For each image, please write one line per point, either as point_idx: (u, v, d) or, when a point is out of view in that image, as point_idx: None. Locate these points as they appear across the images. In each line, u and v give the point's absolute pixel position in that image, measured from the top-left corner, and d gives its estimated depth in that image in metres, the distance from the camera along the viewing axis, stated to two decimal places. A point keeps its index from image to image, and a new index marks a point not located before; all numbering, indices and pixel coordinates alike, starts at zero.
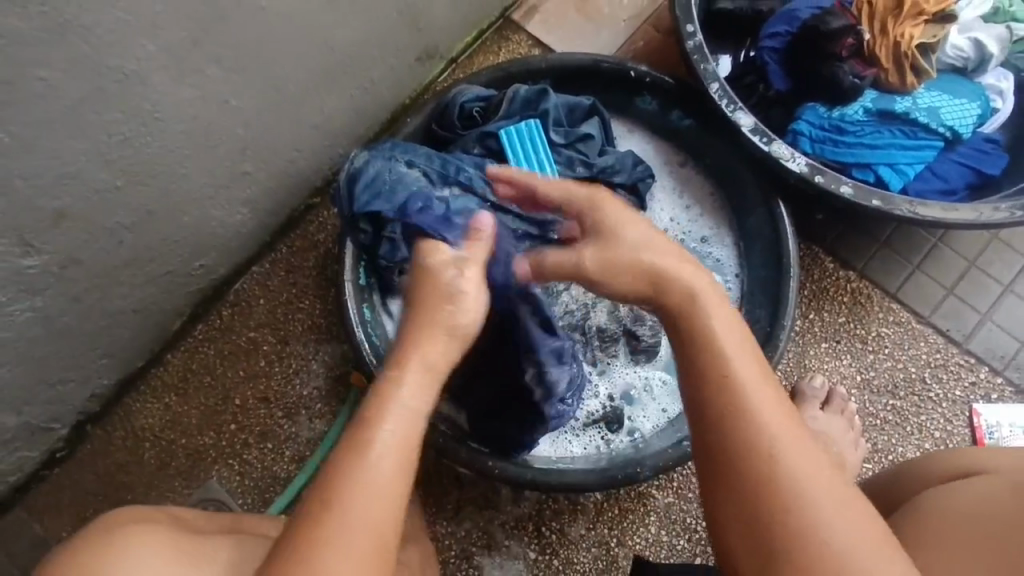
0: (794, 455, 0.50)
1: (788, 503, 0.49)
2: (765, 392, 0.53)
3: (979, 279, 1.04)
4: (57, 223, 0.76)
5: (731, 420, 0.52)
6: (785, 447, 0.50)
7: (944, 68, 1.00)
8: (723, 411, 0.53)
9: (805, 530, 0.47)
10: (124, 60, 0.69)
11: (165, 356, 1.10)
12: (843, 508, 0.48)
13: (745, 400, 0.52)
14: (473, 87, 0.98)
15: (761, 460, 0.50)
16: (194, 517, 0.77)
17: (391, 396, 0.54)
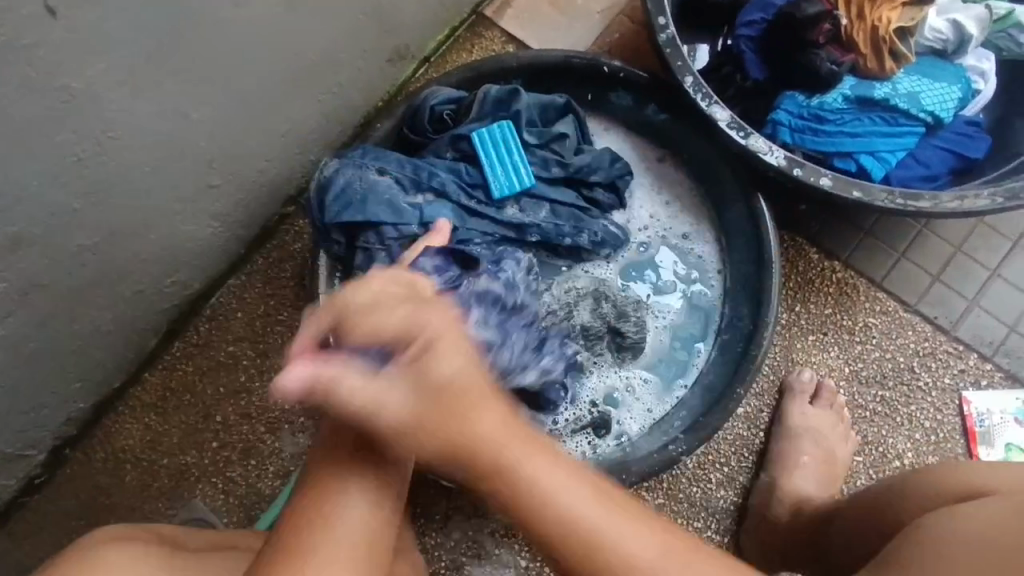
0: (674, 570, 0.52)
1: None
2: (592, 518, 0.52)
3: (965, 264, 1.03)
4: (14, 249, 0.74)
5: (539, 522, 0.52)
6: (612, 540, 0.52)
7: (924, 51, 0.98)
8: (540, 535, 0.53)
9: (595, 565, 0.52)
10: (71, 79, 0.66)
11: (143, 375, 1.08)
12: (694, 573, 0.53)
13: (508, 453, 0.53)
14: (443, 89, 0.96)
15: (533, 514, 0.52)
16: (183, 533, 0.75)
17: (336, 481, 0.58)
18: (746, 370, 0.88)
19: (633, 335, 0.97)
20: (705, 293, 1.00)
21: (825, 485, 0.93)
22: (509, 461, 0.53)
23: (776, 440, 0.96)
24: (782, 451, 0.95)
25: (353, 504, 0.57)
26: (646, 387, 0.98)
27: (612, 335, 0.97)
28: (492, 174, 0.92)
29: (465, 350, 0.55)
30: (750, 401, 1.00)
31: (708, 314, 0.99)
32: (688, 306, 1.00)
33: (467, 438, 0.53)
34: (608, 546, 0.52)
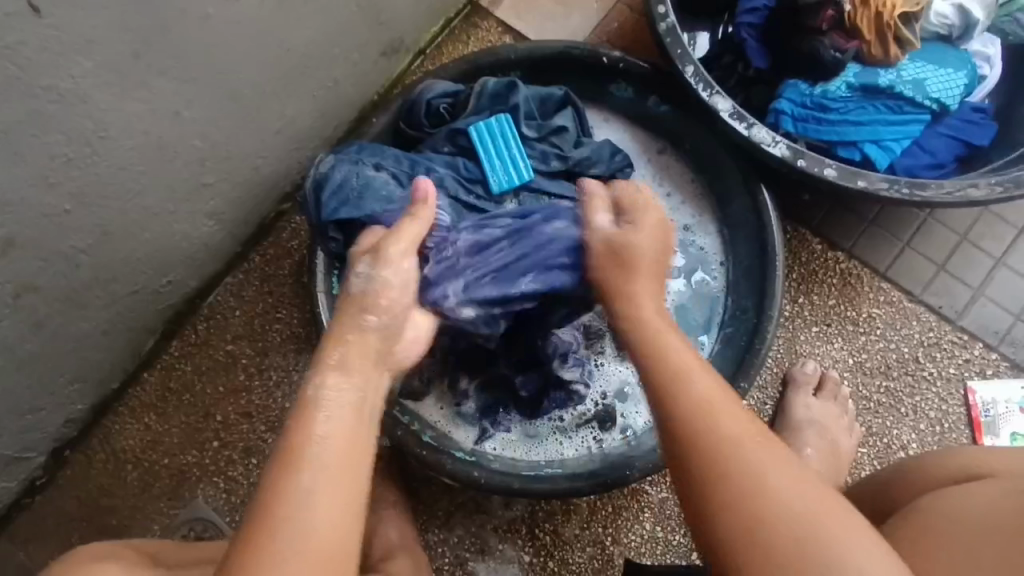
0: (772, 472, 0.53)
1: (751, 488, 0.53)
2: (730, 424, 0.57)
3: (970, 252, 1.02)
4: (5, 252, 0.73)
5: (676, 406, 0.59)
6: (746, 450, 0.55)
7: (930, 37, 0.96)
8: (676, 425, 0.58)
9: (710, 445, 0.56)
10: (58, 79, 0.65)
11: (142, 375, 1.07)
12: (787, 475, 0.54)
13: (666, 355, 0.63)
14: (439, 82, 0.94)
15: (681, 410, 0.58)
16: (160, 548, 0.75)
17: (311, 406, 0.57)
18: (750, 364, 0.87)
19: None
20: (708, 285, 0.99)
21: (830, 475, 0.92)
22: (678, 362, 0.62)
23: (780, 432, 0.96)
24: (786, 444, 0.94)
25: (324, 420, 0.56)
26: None
27: (613, 332, 0.97)
28: (490, 169, 0.91)
29: (651, 285, 0.71)
30: (753, 393, 0.99)
31: (711, 307, 0.98)
32: (690, 298, 0.99)
33: (656, 338, 0.65)
34: (737, 442, 0.56)
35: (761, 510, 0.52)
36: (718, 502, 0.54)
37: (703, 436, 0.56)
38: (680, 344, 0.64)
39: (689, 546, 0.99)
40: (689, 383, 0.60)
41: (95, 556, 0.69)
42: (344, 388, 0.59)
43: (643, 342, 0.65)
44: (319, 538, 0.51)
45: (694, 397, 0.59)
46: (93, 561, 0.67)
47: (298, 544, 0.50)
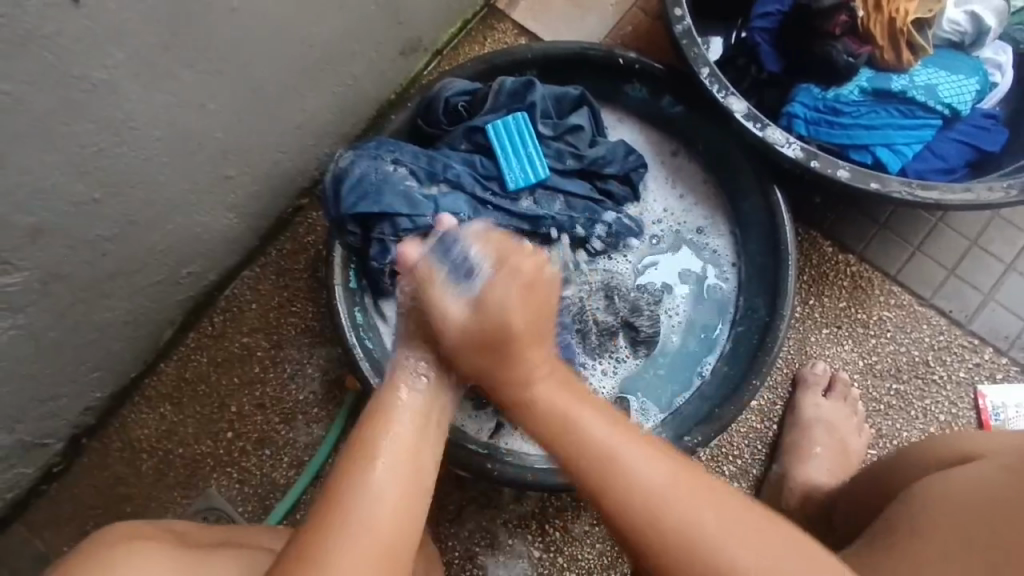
0: (700, 499, 0.56)
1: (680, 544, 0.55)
2: (670, 481, 0.57)
3: (981, 257, 1.02)
4: (36, 239, 0.75)
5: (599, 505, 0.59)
6: (643, 475, 0.58)
7: (942, 43, 0.97)
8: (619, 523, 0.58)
9: (625, 519, 0.57)
10: (93, 69, 0.67)
11: (159, 366, 1.09)
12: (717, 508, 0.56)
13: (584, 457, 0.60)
14: (456, 80, 0.95)
15: (601, 476, 0.59)
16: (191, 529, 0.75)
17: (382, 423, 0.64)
18: (762, 362, 0.88)
19: (648, 330, 0.96)
20: (720, 286, 1.00)
21: (840, 474, 0.92)
22: (562, 414, 0.64)
23: (789, 431, 0.96)
24: (795, 443, 0.95)
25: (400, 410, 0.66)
26: (661, 374, 0.98)
27: (627, 329, 0.97)
28: (507, 165, 0.92)
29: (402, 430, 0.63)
30: (763, 394, 1.00)
31: (722, 307, 0.99)
32: (702, 299, 1.00)
33: (525, 383, 0.67)
34: (664, 488, 0.57)
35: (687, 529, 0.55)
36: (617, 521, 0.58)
37: (630, 500, 0.57)
38: (602, 430, 0.61)
39: None
40: (585, 437, 0.61)
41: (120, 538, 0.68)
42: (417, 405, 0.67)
43: (552, 437, 0.63)
44: (389, 522, 0.56)
45: (592, 454, 0.60)
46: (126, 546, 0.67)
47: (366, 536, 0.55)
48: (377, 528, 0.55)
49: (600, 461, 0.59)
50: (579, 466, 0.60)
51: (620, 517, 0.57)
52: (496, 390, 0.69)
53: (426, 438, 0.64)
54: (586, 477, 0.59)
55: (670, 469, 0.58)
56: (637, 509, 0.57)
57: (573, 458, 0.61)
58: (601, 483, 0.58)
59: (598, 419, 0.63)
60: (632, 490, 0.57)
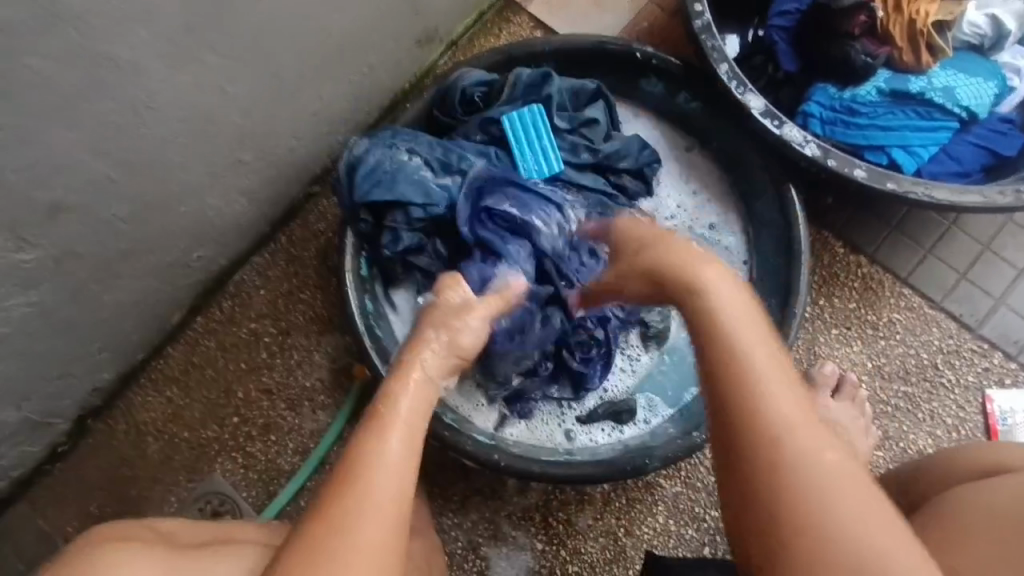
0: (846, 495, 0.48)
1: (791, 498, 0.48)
2: (783, 398, 0.51)
3: (993, 262, 1.02)
4: (51, 216, 0.75)
5: (748, 430, 0.51)
6: (794, 441, 0.50)
7: (961, 46, 0.97)
8: (755, 455, 0.50)
9: (763, 452, 0.50)
10: (114, 47, 0.67)
11: (166, 349, 1.09)
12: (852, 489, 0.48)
13: (729, 342, 0.53)
14: (474, 70, 0.95)
15: (753, 426, 0.51)
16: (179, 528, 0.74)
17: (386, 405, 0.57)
18: None
19: (659, 325, 0.98)
20: None
21: None
22: (739, 340, 0.53)
23: None
24: None
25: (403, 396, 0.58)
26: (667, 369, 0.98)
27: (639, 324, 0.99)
28: (522, 159, 0.93)
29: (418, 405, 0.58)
30: None
31: None
32: None
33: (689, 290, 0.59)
34: (794, 434, 0.50)
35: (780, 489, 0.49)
36: (750, 459, 0.50)
37: (744, 415, 0.51)
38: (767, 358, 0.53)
39: (701, 541, 1.00)
40: (751, 358, 0.53)
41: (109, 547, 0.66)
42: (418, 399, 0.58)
43: (703, 324, 0.56)
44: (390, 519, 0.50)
45: (760, 418, 0.51)
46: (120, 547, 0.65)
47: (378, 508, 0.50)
48: (377, 529, 0.50)
49: (777, 430, 0.50)
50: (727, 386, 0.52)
51: (754, 427, 0.51)
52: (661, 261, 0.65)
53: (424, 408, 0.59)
54: (717, 397, 0.53)
55: (810, 413, 0.51)
56: (773, 457, 0.50)
57: (722, 375, 0.53)
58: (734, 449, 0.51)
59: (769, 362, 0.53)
60: (766, 422, 0.50)
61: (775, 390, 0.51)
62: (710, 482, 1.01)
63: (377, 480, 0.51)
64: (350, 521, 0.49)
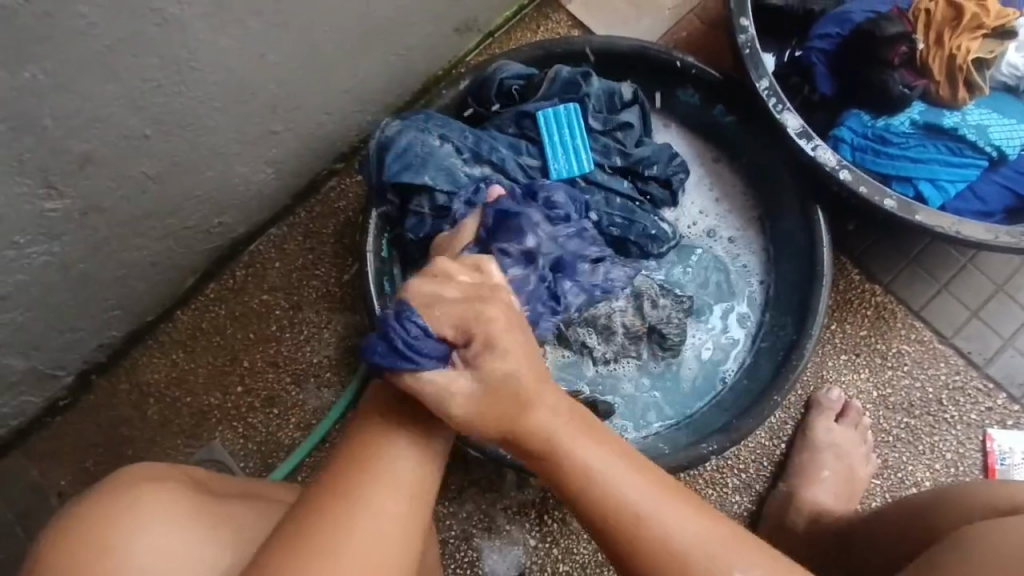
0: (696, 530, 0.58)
1: (699, 566, 0.57)
2: (643, 476, 0.60)
3: (1006, 303, 1.03)
4: (83, 167, 0.74)
5: (577, 498, 0.60)
6: (668, 532, 0.58)
7: (997, 86, 0.98)
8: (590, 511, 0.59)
9: (640, 548, 0.58)
10: (167, 4, 0.66)
11: (176, 312, 1.09)
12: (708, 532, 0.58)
13: (585, 474, 0.59)
14: (512, 63, 0.95)
15: (580, 487, 0.59)
16: (214, 476, 0.69)
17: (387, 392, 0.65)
18: (785, 379, 0.88)
19: (675, 337, 0.96)
20: (747, 302, 1.00)
21: (843, 498, 0.94)
22: (562, 440, 0.61)
23: (798, 451, 0.97)
24: (802, 462, 0.96)
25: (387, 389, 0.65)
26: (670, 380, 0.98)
27: (654, 335, 0.96)
28: (552, 156, 0.93)
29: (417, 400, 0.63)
30: (775, 412, 1.00)
31: (746, 322, 0.99)
32: (727, 312, 1.00)
33: (525, 399, 0.61)
34: (671, 527, 0.58)
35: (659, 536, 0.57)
36: (610, 529, 0.59)
37: (607, 502, 0.59)
38: (635, 486, 0.59)
39: None
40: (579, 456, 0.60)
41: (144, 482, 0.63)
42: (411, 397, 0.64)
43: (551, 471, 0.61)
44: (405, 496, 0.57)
45: (596, 494, 0.59)
46: (137, 495, 0.61)
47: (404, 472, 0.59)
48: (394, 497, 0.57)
49: (615, 512, 0.59)
50: (583, 498, 0.59)
51: (626, 535, 0.58)
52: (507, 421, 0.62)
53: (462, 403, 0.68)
54: (500, 410, 0.61)
55: (667, 490, 0.59)
56: (601, 518, 0.59)
57: (569, 497, 0.61)
58: (609, 519, 0.59)
59: (592, 445, 0.61)
60: (664, 540, 0.57)
61: (606, 463, 0.60)
62: None
63: (389, 484, 0.57)
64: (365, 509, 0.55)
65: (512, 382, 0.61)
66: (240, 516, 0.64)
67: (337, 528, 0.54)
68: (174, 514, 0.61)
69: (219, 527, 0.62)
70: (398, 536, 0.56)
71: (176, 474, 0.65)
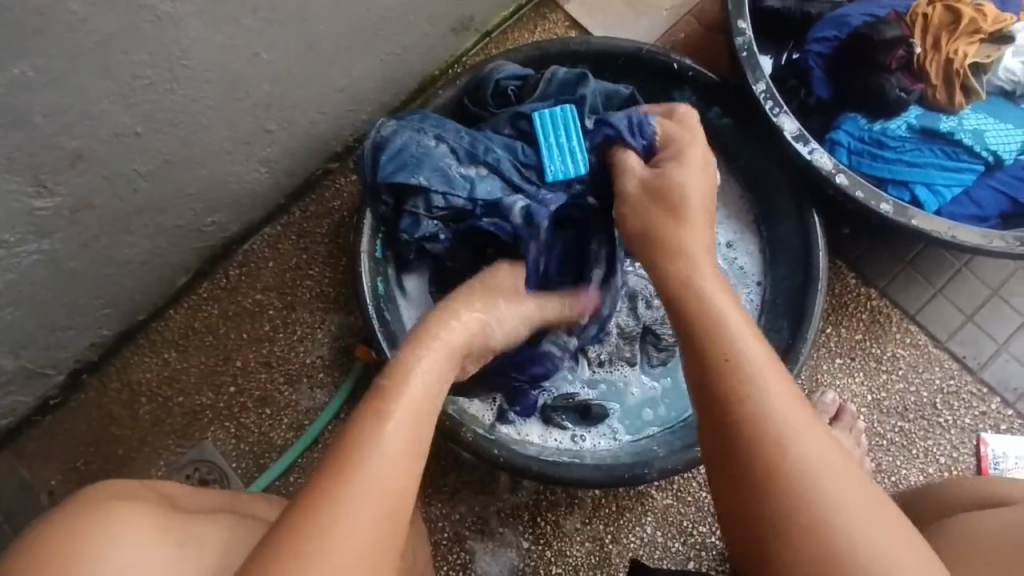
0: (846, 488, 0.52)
1: (830, 516, 0.50)
2: (779, 384, 0.57)
3: (1001, 308, 1.03)
4: (74, 164, 0.73)
5: (721, 373, 0.57)
6: (798, 445, 0.53)
7: (993, 91, 0.98)
8: (716, 373, 0.57)
9: (753, 417, 0.55)
10: (159, 0, 0.65)
11: (168, 311, 1.08)
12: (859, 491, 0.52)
13: (753, 377, 0.56)
14: (509, 64, 0.96)
15: (738, 404, 0.56)
16: (182, 491, 0.69)
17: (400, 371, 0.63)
18: None
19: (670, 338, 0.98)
20: (742, 305, 1.00)
21: None
22: (728, 335, 0.60)
23: None
24: None
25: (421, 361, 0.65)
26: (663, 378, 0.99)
27: (648, 335, 0.99)
28: (547, 158, 0.91)
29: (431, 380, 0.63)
30: None
31: None
32: None
33: (684, 280, 0.67)
34: (797, 435, 0.54)
35: (794, 480, 0.52)
36: (735, 422, 0.55)
37: (743, 392, 0.56)
38: (780, 392, 0.56)
39: (686, 555, 1.00)
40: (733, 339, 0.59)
41: (117, 494, 0.63)
42: (431, 371, 0.64)
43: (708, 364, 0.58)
44: (396, 470, 0.53)
45: (722, 378, 0.57)
46: (107, 509, 0.60)
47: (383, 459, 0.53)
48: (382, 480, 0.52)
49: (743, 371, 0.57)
50: (711, 378, 0.58)
51: (747, 417, 0.55)
52: (666, 284, 0.68)
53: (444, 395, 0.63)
54: (708, 310, 0.62)
55: (803, 410, 0.56)
56: (766, 447, 0.54)
57: (701, 361, 0.59)
58: (738, 379, 0.57)
59: (748, 334, 0.60)
60: (760, 413, 0.55)
61: (744, 345, 0.59)
62: (701, 498, 1.01)
63: (376, 465, 0.52)
64: (338, 504, 0.49)
65: (670, 241, 0.72)
66: (211, 535, 0.64)
67: (325, 513, 0.49)
68: (147, 530, 0.61)
69: (194, 542, 0.63)
70: (384, 521, 0.51)
71: (141, 492, 0.65)
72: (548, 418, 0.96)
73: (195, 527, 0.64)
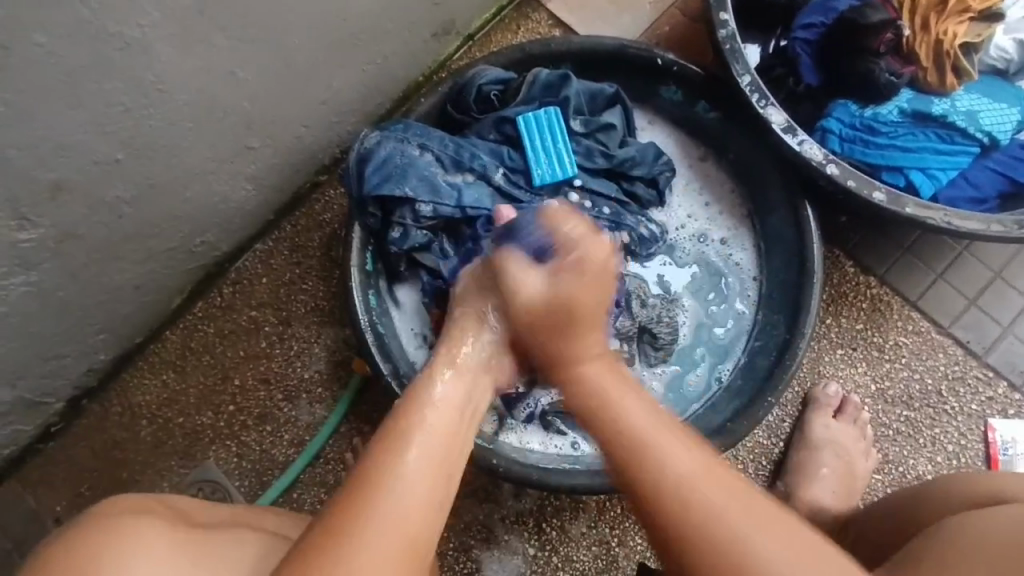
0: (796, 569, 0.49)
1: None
2: (702, 471, 0.53)
3: (1003, 290, 1.01)
4: (54, 196, 0.73)
5: (628, 453, 0.55)
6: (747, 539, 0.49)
7: (985, 70, 0.96)
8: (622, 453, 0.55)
9: (686, 511, 0.51)
10: (126, 27, 0.65)
11: (163, 334, 1.07)
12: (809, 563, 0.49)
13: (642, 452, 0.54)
14: (491, 68, 0.93)
15: (664, 484, 0.53)
16: (199, 506, 0.69)
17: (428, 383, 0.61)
18: (779, 379, 0.86)
19: (666, 337, 0.95)
20: (742, 301, 0.99)
21: (841, 496, 0.91)
22: (608, 391, 0.60)
23: (796, 449, 0.96)
24: (800, 460, 0.95)
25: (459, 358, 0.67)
26: (664, 371, 0.97)
27: (645, 335, 0.95)
28: (535, 162, 0.91)
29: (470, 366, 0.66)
30: (773, 410, 0.99)
31: (740, 321, 0.98)
32: (719, 311, 0.99)
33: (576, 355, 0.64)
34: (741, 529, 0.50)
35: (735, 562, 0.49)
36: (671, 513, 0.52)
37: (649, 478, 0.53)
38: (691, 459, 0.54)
39: None
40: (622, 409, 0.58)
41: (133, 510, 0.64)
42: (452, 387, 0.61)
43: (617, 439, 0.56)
44: (417, 498, 0.50)
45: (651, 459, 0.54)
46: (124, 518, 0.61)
47: (401, 504, 0.50)
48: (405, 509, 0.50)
49: (669, 471, 0.53)
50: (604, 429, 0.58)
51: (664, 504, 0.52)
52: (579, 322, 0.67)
53: (466, 422, 0.60)
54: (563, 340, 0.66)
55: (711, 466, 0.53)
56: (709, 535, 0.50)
57: (627, 440, 0.56)
58: (668, 475, 0.53)
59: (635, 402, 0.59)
60: (673, 478, 0.53)
61: (661, 447, 0.54)
62: None
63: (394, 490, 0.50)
64: (358, 551, 0.47)
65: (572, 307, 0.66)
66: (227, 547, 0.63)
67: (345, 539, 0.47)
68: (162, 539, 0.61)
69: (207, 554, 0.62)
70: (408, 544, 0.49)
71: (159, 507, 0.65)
72: (547, 423, 0.95)
73: (211, 538, 0.64)
